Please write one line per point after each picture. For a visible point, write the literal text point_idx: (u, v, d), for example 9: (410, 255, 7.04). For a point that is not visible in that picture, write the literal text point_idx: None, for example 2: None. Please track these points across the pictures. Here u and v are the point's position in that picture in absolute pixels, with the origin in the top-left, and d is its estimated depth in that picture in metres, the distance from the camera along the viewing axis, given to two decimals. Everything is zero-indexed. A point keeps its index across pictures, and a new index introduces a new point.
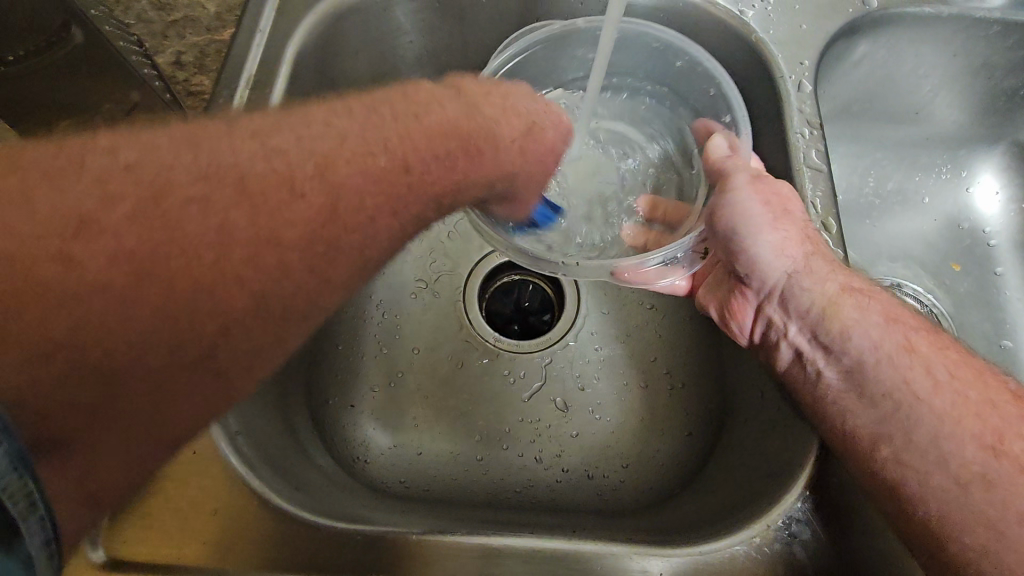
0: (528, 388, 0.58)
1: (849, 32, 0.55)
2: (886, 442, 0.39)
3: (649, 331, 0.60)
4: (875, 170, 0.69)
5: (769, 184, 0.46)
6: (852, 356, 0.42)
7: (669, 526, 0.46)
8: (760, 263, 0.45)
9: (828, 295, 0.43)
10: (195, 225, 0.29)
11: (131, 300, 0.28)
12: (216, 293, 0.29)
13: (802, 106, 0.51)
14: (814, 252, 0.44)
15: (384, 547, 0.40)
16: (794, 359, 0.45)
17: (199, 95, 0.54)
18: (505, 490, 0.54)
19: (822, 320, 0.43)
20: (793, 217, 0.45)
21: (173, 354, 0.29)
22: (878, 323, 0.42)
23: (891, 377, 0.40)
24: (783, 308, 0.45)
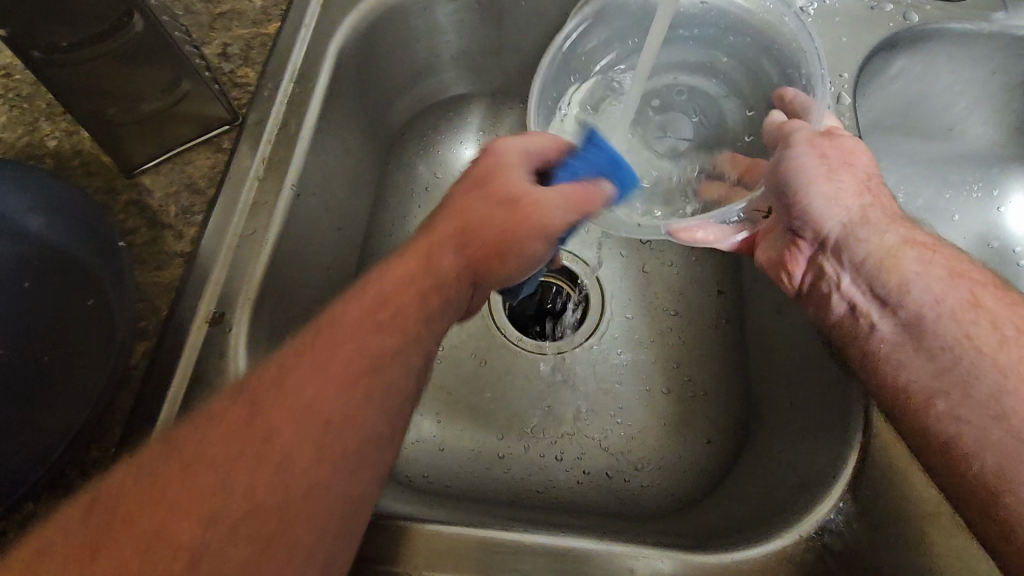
0: (552, 389, 0.59)
1: (889, 45, 0.55)
2: (942, 397, 0.38)
3: (673, 336, 0.60)
4: (907, 185, 0.68)
5: (836, 141, 0.46)
6: (909, 311, 0.41)
7: (693, 532, 0.46)
8: (815, 211, 0.46)
9: (887, 247, 0.43)
10: (167, 459, 0.28)
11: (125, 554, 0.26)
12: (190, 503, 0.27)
13: (841, 118, 0.51)
14: (872, 204, 0.45)
15: (412, 539, 0.39)
16: (848, 312, 0.44)
17: (245, 88, 0.51)
18: (527, 489, 0.54)
19: (879, 273, 0.43)
20: (853, 168, 0.46)
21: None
22: (941, 276, 0.41)
23: (952, 332, 0.39)
24: (838, 258, 0.45)
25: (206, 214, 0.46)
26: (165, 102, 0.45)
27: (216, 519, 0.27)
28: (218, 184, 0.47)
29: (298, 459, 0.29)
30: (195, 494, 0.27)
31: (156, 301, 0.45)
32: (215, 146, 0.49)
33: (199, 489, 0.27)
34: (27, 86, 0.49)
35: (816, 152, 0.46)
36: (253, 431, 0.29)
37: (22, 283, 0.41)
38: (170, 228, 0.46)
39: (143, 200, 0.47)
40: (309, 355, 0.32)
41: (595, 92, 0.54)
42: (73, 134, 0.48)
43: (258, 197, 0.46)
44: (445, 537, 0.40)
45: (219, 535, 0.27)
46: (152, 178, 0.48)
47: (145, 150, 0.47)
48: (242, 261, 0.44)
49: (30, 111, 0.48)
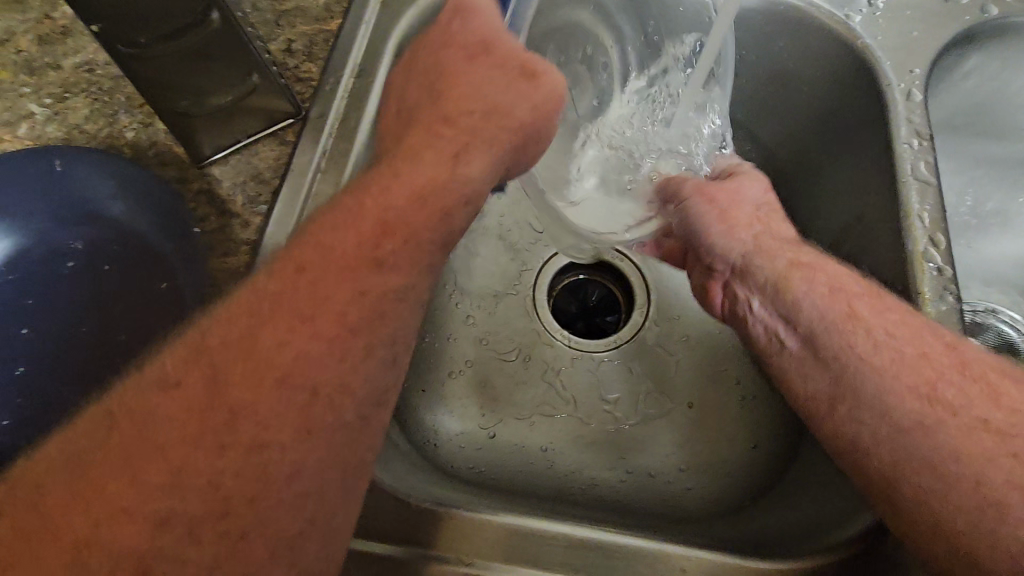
0: (594, 386, 0.58)
1: (962, 41, 0.52)
2: (841, 402, 0.40)
3: (723, 338, 0.59)
4: (974, 188, 0.66)
5: (726, 186, 0.51)
6: (805, 326, 0.43)
7: (742, 538, 0.45)
8: (718, 247, 0.50)
9: (777, 271, 0.46)
10: (173, 425, 0.30)
11: (140, 498, 0.29)
12: (214, 466, 0.30)
13: (911, 115, 0.49)
14: (762, 233, 0.49)
15: (481, 530, 0.40)
16: (762, 331, 0.46)
17: (309, 83, 0.53)
18: (570, 487, 0.54)
19: (777, 293, 0.45)
20: (739, 206, 0.51)
21: (183, 524, 0.29)
22: (822, 292, 0.43)
23: (839, 342, 0.41)
24: (745, 283, 0.48)
25: (271, 205, 0.48)
26: (233, 96, 0.46)
27: (167, 520, 0.29)
28: (283, 175, 0.48)
29: (274, 440, 0.31)
30: (152, 474, 0.29)
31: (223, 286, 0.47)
32: (280, 138, 0.51)
33: (157, 481, 0.29)
34: (107, 79, 0.52)
35: (707, 201, 0.50)
36: (218, 424, 0.30)
37: (103, 266, 0.44)
38: (237, 217, 0.48)
39: (212, 189, 0.49)
40: (281, 315, 0.32)
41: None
42: (149, 126, 0.50)
43: (320, 189, 0.47)
44: (490, 524, 0.40)
45: (172, 536, 0.29)
46: (221, 169, 0.50)
47: (213, 142, 0.49)
48: None
49: (110, 103, 0.51)
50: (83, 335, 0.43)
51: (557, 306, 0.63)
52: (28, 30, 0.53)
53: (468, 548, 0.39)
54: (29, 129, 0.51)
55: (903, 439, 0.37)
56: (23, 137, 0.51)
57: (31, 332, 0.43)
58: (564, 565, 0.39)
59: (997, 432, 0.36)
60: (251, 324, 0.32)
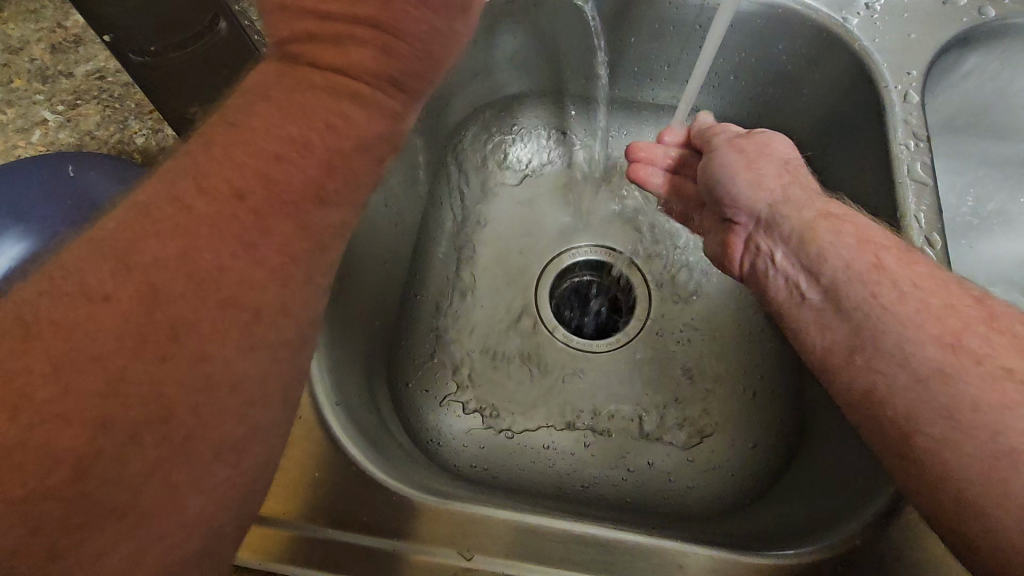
0: (597, 385, 0.58)
1: (962, 42, 0.52)
2: (859, 353, 0.37)
3: (722, 338, 0.59)
4: (976, 188, 0.66)
5: (753, 139, 0.51)
6: (828, 278, 0.40)
7: (744, 536, 0.45)
8: (743, 199, 0.49)
9: (804, 222, 0.44)
10: (105, 320, 0.23)
11: (68, 406, 0.22)
12: (168, 376, 0.24)
13: (908, 117, 0.49)
14: (791, 184, 0.47)
15: (483, 527, 0.40)
16: (784, 286, 0.44)
17: None
18: (573, 485, 0.54)
19: (802, 245, 0.43)
20: (769, 158, 0.50)
21: (132, 437, 0.24)
22: (850, 244, 0.40)
23: (862, 294, 0.38)
24: (770, 235, 0.46)
25: None
26: None
27: (109, 426, 0.23)
28: None
29: (223, 352, 0.26)
30: (83, 379, 0.23)
31: None
32: None
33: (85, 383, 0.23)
34: (118, 86, 0.53)
35: (734, 151, 0.51)
36: (163, 326, 0.24)
37: None
38: None
39: None
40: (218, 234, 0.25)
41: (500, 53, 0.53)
42: (159, 131, 0.52)
43: None
44: (496, 520, 0.41)
45: (115, 442, 0.23)
46: None
47: None
48: None
49: (121, 110, 0.52)
50: None
51: (558, 300, 0.63)
52: (41, 39, 0.54)
53: (468, 543, 0.40)
54: (42, 134, 0.52)
55: (919, 389, 0.33)
56: (36, 142, 0.52)
57: None
58: (565, 560, 0.40)
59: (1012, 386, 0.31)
60: (183, 241, 0.24)
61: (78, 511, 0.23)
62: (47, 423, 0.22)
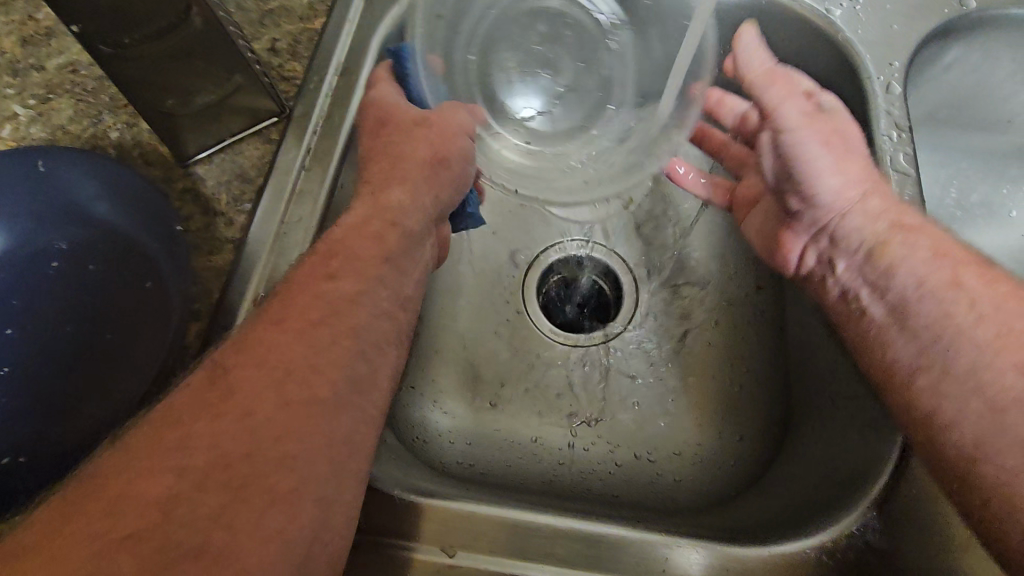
0: (585, 379, 0.58)
1: (943, 34, 0.53)
2: (924, 373, 0.39)
3: (711, 331, 0.59)
4: (959, 180, 0.66)
5: (831, 119, 0.48)
6: (896, 293, 0.43)
7: (731, 527, 0.45)
8: (822, 203, 0.49)
9: (876, 236, 0.45)
10: (186, 403, 0.30)
11: (156, 464, 0.28)
12: (229, 426, 0.29)
13: (891, 108, 0.49)
14: (873, 192, 0.46)
15: (466, 524, 0.40)
16: (841, 296, 0.48)
17: (293, 82, 0.53)
18: (561, 480, 0.54)
19: (873, 258, 0.46)
20: (853, 154, 0.47)
21: (201, 480, 0.28)
22: (926, 257, 0.43)
23: (934, 311, 0.41)
24: (835, 244, 0.49)
25: (254, 203, 0.48)
26: (218, 95, 0.46)
27: (184, 472, 0.28)
28: (266, 172, 0.49)
29: (267, 404, 0.31)
30: (167, 444, 0.28)
31: (210, 284, 0.47)
32: (265, 137, 0.51)
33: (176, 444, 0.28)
34: (90, 80, 0.52)
35: (821, 141, 0.48)
36: (235, 398, 0.30)
37: (87, 265, 0.43)
38: (222, 215, 0.49)
39: (197, 188, 0.49)
40: (275, 324, 0.34)
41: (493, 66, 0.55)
42: (134, 126, 0.51)
43: (304, 186, 0.47)
44: (481, 517, 0.40)
45: (189, 484, 0.27)
46: (206, 168, 0.50)
47: (198, 141, 0.49)
48: (287, 248, 0.45)
49: (94, 104, 0.51)
50: (66, 335, 0.42)
51: (546, 297, 0.63)
52: (12, 32, 0.53)
53: (450, 540, 0.40)
54: (12, 130, 0.51)
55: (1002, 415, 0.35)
56: (6, 138, 0.50)
57: (12, 331, 0.42)
58: (549, 556, 0.40)
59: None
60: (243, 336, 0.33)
61: (158, 555, 0.25)
62: (139, 478, 0.27)
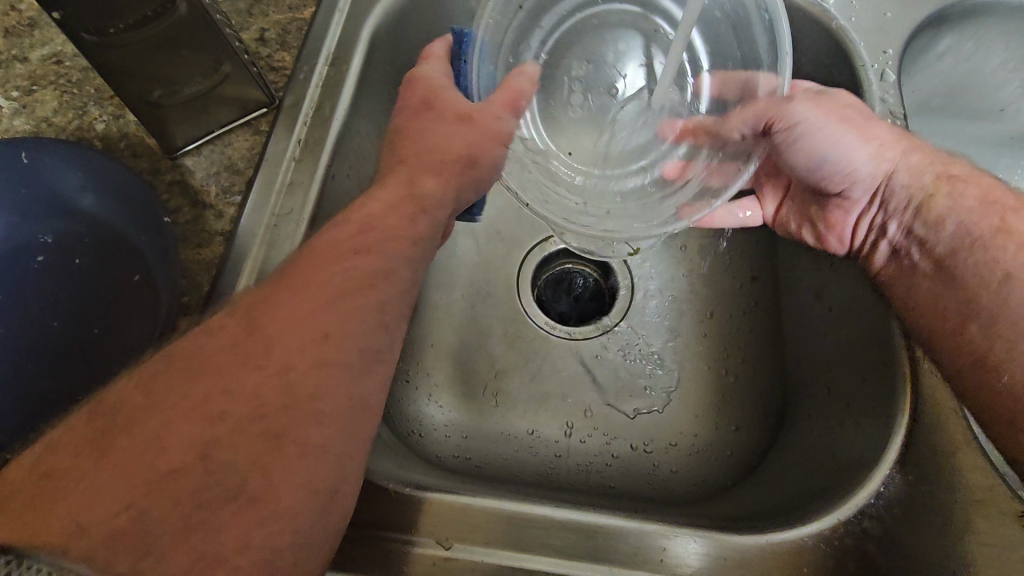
0: (581, 372, 0.58)
1: (938, 21, 0.52)
2: (974, 319, 0.41)
3: (705, 323, 0.59)
4: None
5: (843, 100, 0.47)
6: (946, 244, 0.44)
7: (727, 517, 0.45)
8: (858, 172, 0.48)
9: (923, 189, 0.46)
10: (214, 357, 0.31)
11: (184, 410, 0.30)
12: (249, 382, 0.31)
13: (885, 95, 0.49)
14: (910, 146, 0.47)
15: (463, 515, 0.40)
16: (891, 256, 0.47)
17: (282, 72, 0.52)
18: (557, 473, 0.53)
19: (922, 209, 0.46)
20: (876, 120, 0.47)
21: (226, 429, 0.30)
22: (972, 207, 0.44)
23: (985, 260, 0.42)
24: (884, 206, 0.48)
25: (244, 195, 0.47)
26: (205, 85, 0.46)
27: (214, 420, 0.30)
28: (256, 164, 0.48)
29: (285, 374, 0.31)
30: (194, 393, 0.30)
31: (199, 277, 0.46)
32: (254, 129, 0.50)
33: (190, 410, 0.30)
34: (74, 71, 0.51)
35: (835, 117, 0.47)
36: (244, 363, 0.31)
37: (74, 260, 0.43)
38: (211, 208, 0.48)
39: (185, 180, 0.49)
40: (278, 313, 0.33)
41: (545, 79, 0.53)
42: (119, 117, 0.50)
43: (294, 178, 0.46)
44: (478, 510, 0.40)
45: (218, 432, 0.29)
46: (194, 160, 0.49)
47: (186, 133, 0.48)
48: (278, 240, 0.44)
49: (79, 96, 0.50)
50: (52, 331, 0.42)
51: (540, 292, 0.62)
52: None
53: (446, 532, 0.39)
54: None
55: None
56: None
57: None
58: (545, 548, 0.39)
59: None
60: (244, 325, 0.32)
61: (193, 494, 0.28)
62: (168, 423, 0.29)
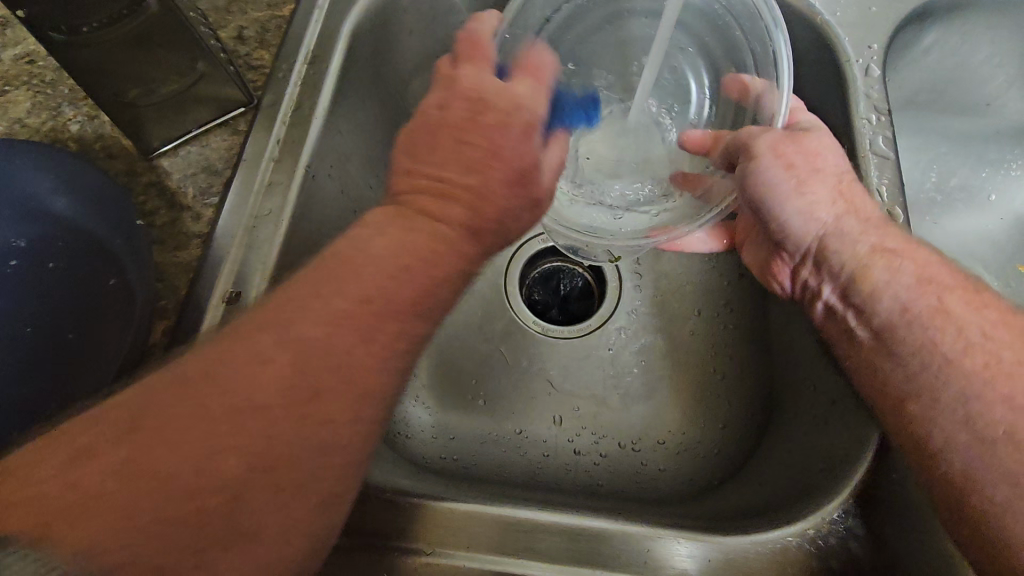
0: (569, 372, 0.57)
1: (923, 15, 0.52)
2: (914, 401, 0.36)
3: (690, 323, 0.58)
4: (939, 164, 0.66)
5: (803, 143, 0.43)
6: (883, 316, 0.39)
7: (710, 516, 0.45)
8: (788, 227, 0.44)
9: (857, 258, 0.41)
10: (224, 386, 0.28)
11: (197, 450, 0.27)
12: (267, 430, 0.28)
13: (870, 90, 0.48)
14: (848, 211, 0.41)
15: (446, 522, 0.39)
16: (827, 315, 0.43)
17: (261, 71, 0.51)
18: (544, 474, 0.53)
19: (854, 282, 0.41)
20: (823, 175, 0.42)
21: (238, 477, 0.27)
22: (909, 283, 0.39)
23: (919, 337, 0.37)
24: (815, 268, 0.43)
25: (221, 196, 0.46)
26: (181, 85, 0.45)
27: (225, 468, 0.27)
28: (233, 165, 0.47)
29: (301, 426, 0.28)
30: (212, 429, 0.27)
31: (175, 281, 0.46)
32: (232, 128, 0.49)
33: (205, 441, 0.27)
34: (48, 71, 0.50)
35: (781, 167, 0.42)
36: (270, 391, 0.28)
37: (47, 264, 0.42)
38: (188, 210, 0.47)
39: (162, 182, 0.48)
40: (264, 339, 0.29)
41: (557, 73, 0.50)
42: (94, 118, 0.49)
43: (273, 178, 0.46)
44: (465, 514, 0.40)
45: (230, 480, 0.27)
46: (171, 160, 0.48)
47: (162, 133, 0.48)
48: (257, 244, 0.44)
49: (52, 96, 0.49)
50: (27, 337, 0.41)
51: (527, 291, 0.61)
52: None
53: (432, 538, 0.39)
54: None
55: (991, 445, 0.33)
56: None
57: None
58: (532, 553, 0.39)
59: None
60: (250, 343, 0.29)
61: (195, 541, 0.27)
62: (183, 458, 0.27)
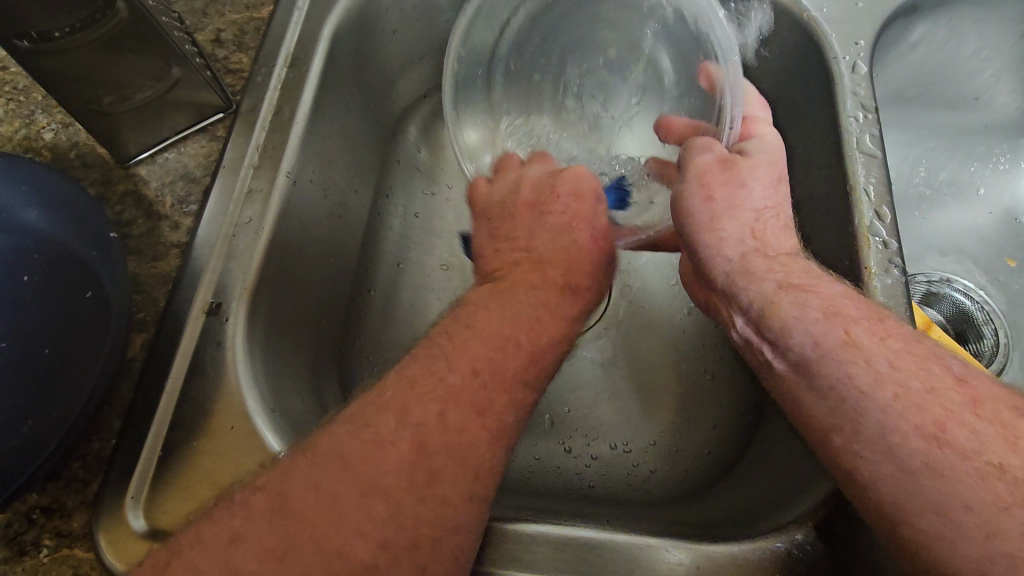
0: (557, 374, 0.57)
1: (909, 8, 0.51)
2: (836, 434, 0.32)
3: (678, 324, 0.58)
4: (927, 159, 0.66)
5: (731, 174, 0.43)
6: (795, 352, 0.35)
7: (696, 522, 0.45)
8: (702, 259, 0.43)
9: (764, 296, 0.38)
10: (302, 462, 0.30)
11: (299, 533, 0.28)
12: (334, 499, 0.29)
13: (857, 88, 0.48)
14: (756, 251, 0.41)
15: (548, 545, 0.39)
16: (744, 344, 0.40)
17: (240, 74, 0.50)
18: (537, 478, 0.53)
19: (764, 316, 0.37)
20: (742, 212, 0.42)
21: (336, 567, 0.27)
22: (816, 318, 0.35)
23: (834, 371, 0.33)
24: (727, 302, 0.41)
25: (200, 204, 0.46)
26: (154, 91, 0.44)
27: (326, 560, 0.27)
28: (212, 172, 0.46)
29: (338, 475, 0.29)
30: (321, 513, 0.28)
31: (153, 292, 0.45)
32: (209, 134, 0.48)
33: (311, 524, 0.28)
34: (22, 78, 0.49)
35: (701, 195, 0.43)
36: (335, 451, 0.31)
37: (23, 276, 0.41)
38: (166, 219, 0.46)
39: (139, 190, 0.47)
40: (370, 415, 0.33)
41: (522, 57, 0.51)
42: (68, 126, 0.48)
43: (253, 185, 0.45)
44: (539, 537, 0.39)
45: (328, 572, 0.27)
46: (148, 168, 0.47)
47: (138, 141, 0.47)
48: (237, 253, 0.43)
49: (26, 103, 0.48)
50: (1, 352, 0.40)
51: None
52: None
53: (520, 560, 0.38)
54: None
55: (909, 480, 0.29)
56: None
57: None
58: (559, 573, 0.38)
59: (980, 466, 0.28)
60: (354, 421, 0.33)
61: None
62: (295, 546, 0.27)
